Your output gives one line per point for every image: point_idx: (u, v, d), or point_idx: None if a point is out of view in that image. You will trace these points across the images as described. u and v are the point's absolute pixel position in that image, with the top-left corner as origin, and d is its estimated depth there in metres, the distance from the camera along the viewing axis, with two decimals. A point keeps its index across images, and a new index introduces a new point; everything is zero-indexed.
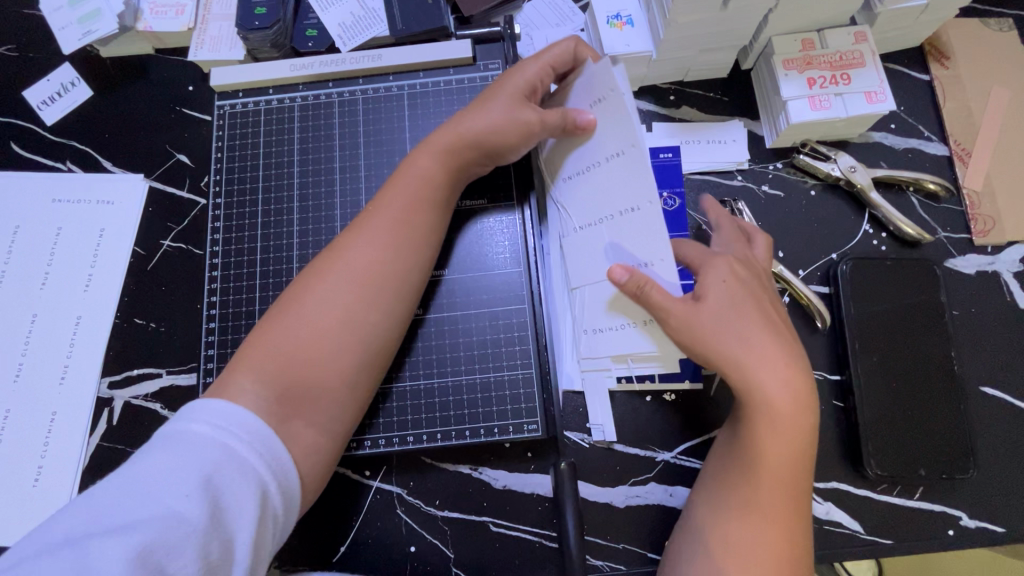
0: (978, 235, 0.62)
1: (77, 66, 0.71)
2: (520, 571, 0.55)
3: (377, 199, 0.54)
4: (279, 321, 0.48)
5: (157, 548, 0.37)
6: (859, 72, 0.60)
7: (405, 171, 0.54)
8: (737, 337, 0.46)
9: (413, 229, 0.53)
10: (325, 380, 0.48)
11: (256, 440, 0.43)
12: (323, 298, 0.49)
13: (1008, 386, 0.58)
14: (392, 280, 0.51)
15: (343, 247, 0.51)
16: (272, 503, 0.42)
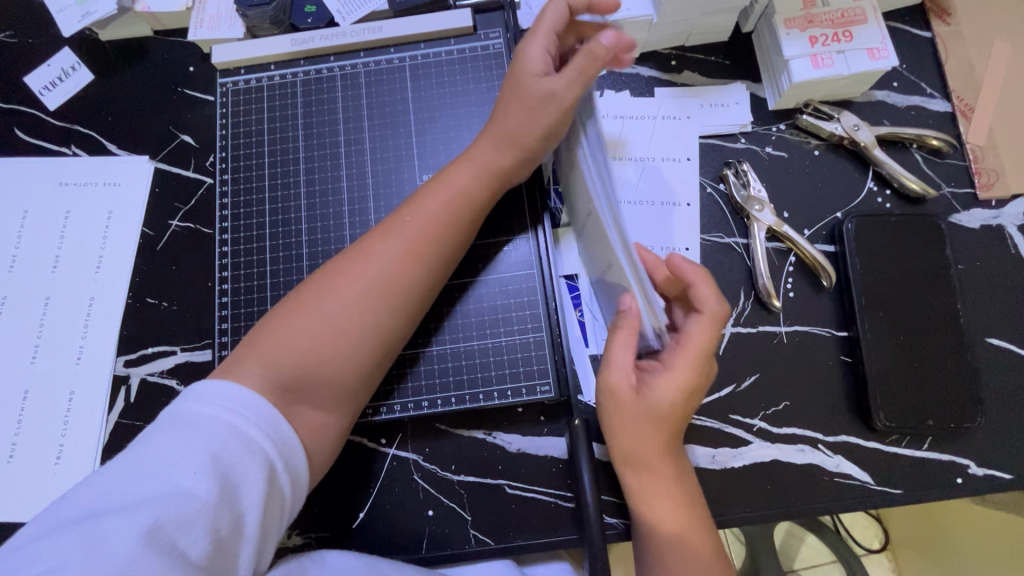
0: (982, 189, 0.62)
1: (77, 50, 0.71)
2: (537, 531, 0.56)
3: (413, 208, 0.53)
4: (295, 314, 0.49)
5: (167, 524, 0.37)
6: (860, 29, 0.60)
7: (443, 180, 0.54)
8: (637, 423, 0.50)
9: (441, 246, 0.53)
10: (337, 374, 0.49)
11: (262, 420, 0.44)
12: (340, 302, 0.49)
13: (1014, 336, 0.59)
14: (411, 287, 0.51)
15: (370, 249, 0.51)
16: (280, 481, 0.44)
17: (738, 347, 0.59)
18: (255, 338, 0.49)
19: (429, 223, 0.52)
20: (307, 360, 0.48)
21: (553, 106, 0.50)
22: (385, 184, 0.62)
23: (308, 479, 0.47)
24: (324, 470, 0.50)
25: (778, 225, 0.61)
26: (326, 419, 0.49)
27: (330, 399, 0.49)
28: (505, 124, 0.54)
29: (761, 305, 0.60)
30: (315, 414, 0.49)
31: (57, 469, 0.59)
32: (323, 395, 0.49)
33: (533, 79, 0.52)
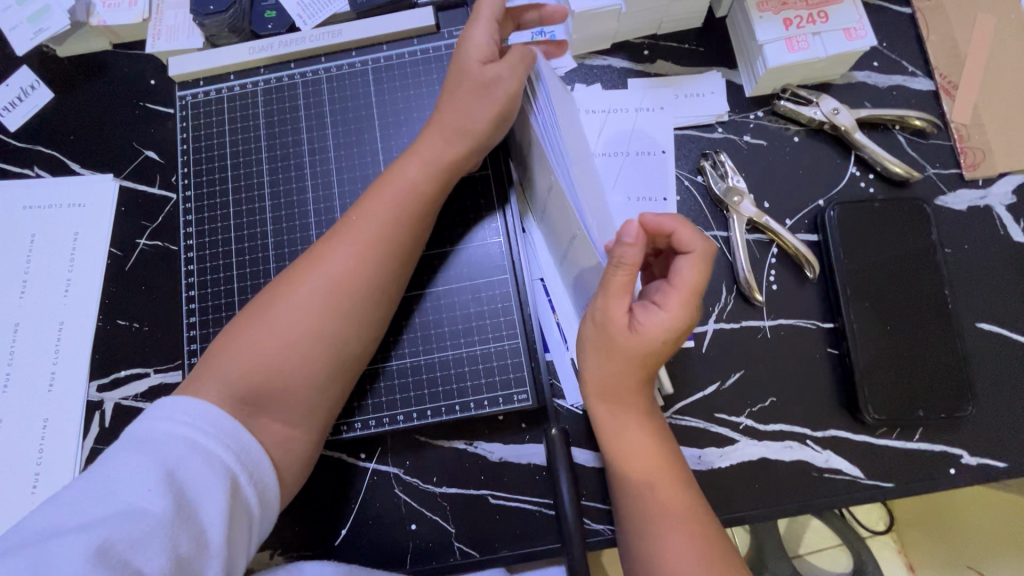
0: (968, 169, 0.60)
1: (34, 68, 0.69)
2: (522, 541, 0.55)
3: (360, 209, 0.52)
4: (246, 329, 0.48)
5: (117, 542, 0.37)
6: (836, 9, 0.58)
7: (393, 177, 0.53)
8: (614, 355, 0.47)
9: (391, 244, 0.51)
10: (295, 389, 0.48)
11: (223, 433, 0.43)
12: (289, 308, 0.48)
13: (1005, 320, 0.57)
14: (366, 289, 0.50)
15: (320, 254, 0.50)
16: (245, 494, 0.42)
17: (721, 343, 0.58)
18: (214, 358, 0.47)
19: (379, 220, 0.51)
20: (270, 378, 0.47)
21: (499, 90, 0.50)
22: (352, 193, 0.61)
23: (280, 490, 0.46)
24: (298, 484, 0.49)
25: (759, 216, 0.59)
26: (296, 437, 0.48)
27: (296, 417, 0.48)
28: (446, 116, 0.53)
29: (744, 298, 0.58)
30: (282, 427, 0.47)
31: (34, 497, 0.59)
32: (289, 413, 0.47)
33: (476, 65, 0.51)
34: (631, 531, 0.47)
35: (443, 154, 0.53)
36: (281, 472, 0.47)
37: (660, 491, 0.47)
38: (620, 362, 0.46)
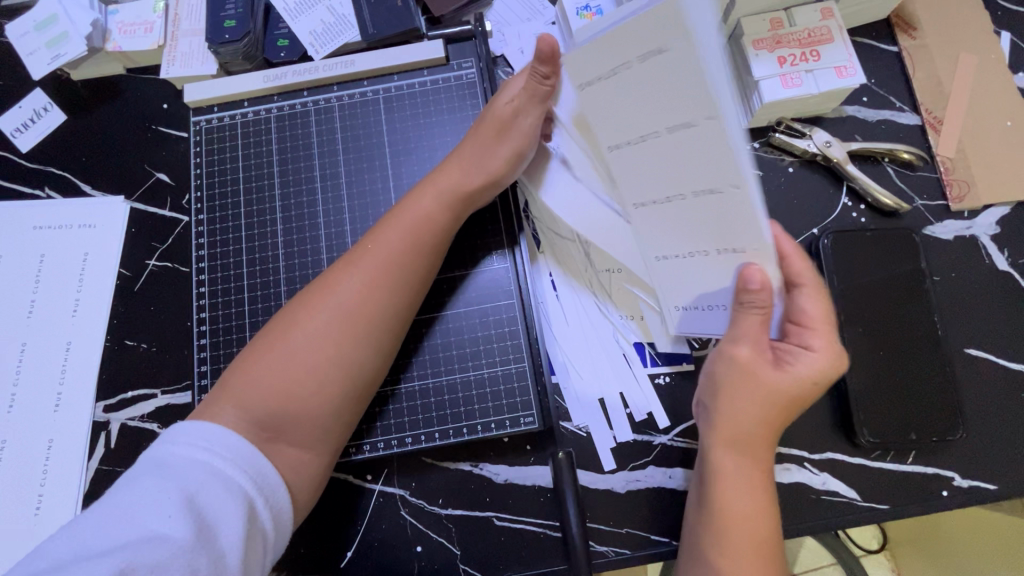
0: (954, 201, 0.63)
1: (47, 91, 0.70)
2: (527, 563, 0.56)
3: (375, 235, 0.53)
4: (263, 353, 0.49)
5: (139, 566, 0.37)
6: (828, 48, 0.61)
7: (406, 207, 0.54)
8: (745, 385, 0.47)
9: (405, 269, 0.53)
10: (310, 410, 0.48)
11: (240, 458, 0.44)
12: (305, 331, 0.49)
13: (992, 346, 0.59)
14: (379, 313, 0.51)
15: (332, 280, 0.52)
16: (261, 519, 0.43)
17: None
18: (228, 382, 0.48)
19: (391, 247, 0.53)
20: (285, 402, 0.47)
21: (516, 132, 0.54)
22: (362, 218, 0.62)
23: (292, 513, 0.47)
24: (309, 507, 0.50)
25: None
26: (309, 461, 0.49)
27: (308, 442, 0.49)
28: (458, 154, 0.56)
29: None
30: (294, 450, 0.48)
31: (37, 519, 0.58)
32: (302, 436, 0.48)
33: (504, 104, 0.54)
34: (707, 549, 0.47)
35: (454, 180, 0.55)
36: (294, 495, 0.47)
37: (753, 519, 0.46)
38: (766, 384, 0.46)
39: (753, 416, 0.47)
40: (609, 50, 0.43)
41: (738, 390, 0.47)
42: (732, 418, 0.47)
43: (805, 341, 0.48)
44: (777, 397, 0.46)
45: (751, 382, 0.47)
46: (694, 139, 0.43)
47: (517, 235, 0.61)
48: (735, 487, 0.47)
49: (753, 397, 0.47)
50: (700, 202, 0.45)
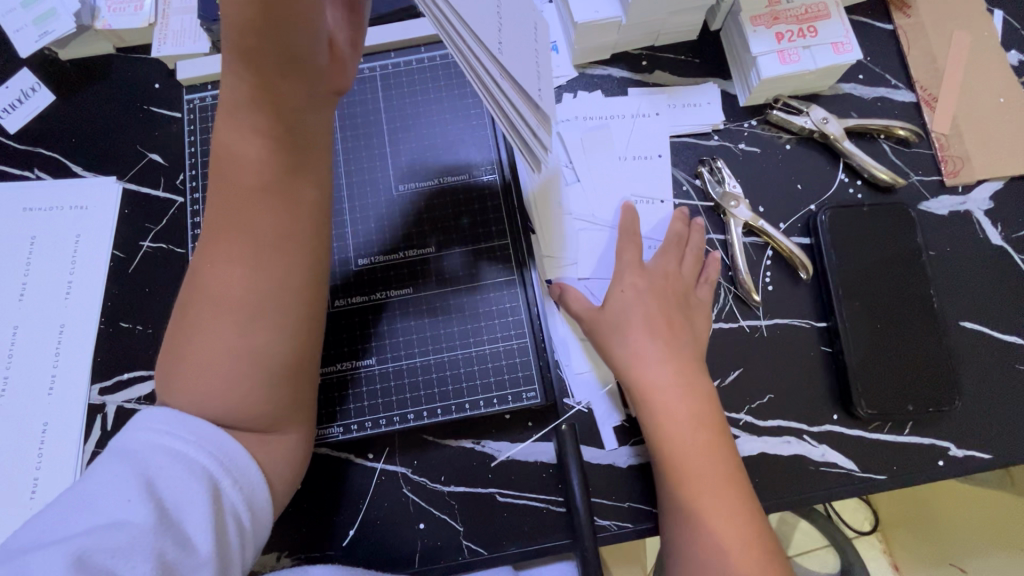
0: (949, 176, 0.63)
1: (36, 71, 0.69)
2: (531, 539, 0.56)
3: (221, 217, 0.46)
4: (172, 371, 0.45)
5: (99, 551, 0.36)
6: (825, 24, 0.61)
7: (231, 161, 0.45)
8: (625, 331, 0.54)
9: (279, 245, 0.46)
10: (251, 409, 0.45)
11: (204, 440, 0.43)
12: (202, 333, 0.45)
13: (986, 319, 0.60)
14: (260, 294, 0.46)
15: (203, 281, 0.46)
16: (230, 500, 0.42)
17: (722, 343, 0.60)
18: (172, 379, 0.45)
19: (241, 224, 0.45)
20: (215, 391, 0.44)
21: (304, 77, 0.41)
22: (360, 196, 0.62)
23: (267, 493, 0.46)
24: (290, 486, 0.49)
25: (754, 220, 0.61)
26: (282, 437, 0.48)
27: (260, 423, 0.46)
28: (229, 88, 0.42)
29: (740, 300, 0.61)
30: (255, 432, 0.46)
31: (33, 503, 0.58)
32: (257, 419, 0.46)
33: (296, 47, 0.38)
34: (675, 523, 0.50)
35: (257, 102, 0.41)
36: (268, 475, 0.46)
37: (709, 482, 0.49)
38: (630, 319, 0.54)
39: (688, 384, 0.52)
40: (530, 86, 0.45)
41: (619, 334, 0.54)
42: (677, 401, 0.51)
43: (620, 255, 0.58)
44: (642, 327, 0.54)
45: (634, 333, 0.54)
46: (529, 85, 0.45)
47: (501, 211, 0.61)
48: (705, 475, 0.49)
49: (671, 361, 0.52)
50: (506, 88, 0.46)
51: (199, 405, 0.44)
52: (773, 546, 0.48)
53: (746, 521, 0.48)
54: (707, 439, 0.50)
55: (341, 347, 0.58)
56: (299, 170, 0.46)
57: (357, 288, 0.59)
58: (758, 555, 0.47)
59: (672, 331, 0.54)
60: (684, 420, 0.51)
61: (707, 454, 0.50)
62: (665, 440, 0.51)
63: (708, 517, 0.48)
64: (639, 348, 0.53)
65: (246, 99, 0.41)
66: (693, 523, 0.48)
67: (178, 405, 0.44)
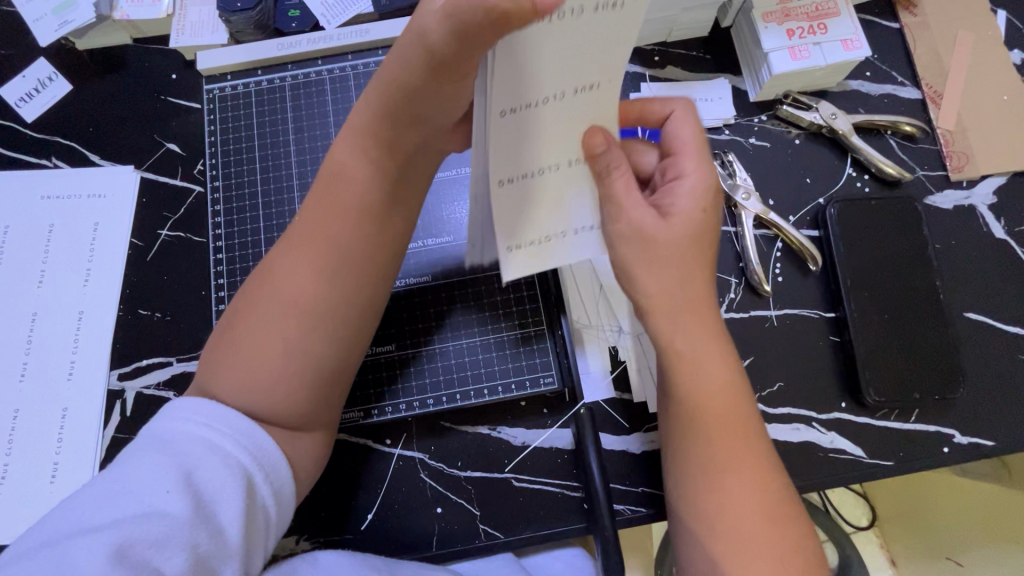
0: (954, 171, 0.65)
1: (52, 61, 0.69)
2: (547, 523, 0.57)
3: (316, 218, 0.46)
4: (228, 356, 0.45)
5: (138, 542, 0.35)
6: (835, 21, 0.63)
7: (334, 168, 0.46)
8: (658, 279, 0.44)
9: (355, 250, 0.46)
10: (293, 407, 0.45)
11: (238, 433, 0.42)
12: (264, 323, 0.44)
13: (990, 309, 0.62)
14: (329, 299, 0.45)
15: (277, 273, 0.46)
16: (261, 492, 0.42)
17: (733, 333, 0.61)
18: (219, 364, 0.45)
19: (328, 228, 0.45)
20: (265, 386, 0.44)
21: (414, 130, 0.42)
22: None
23: (293, 488, 0.45)
24: (309, 479, 0.49)
25: (764, 213, 0.62)
26: (308, 429, 0.48)
27: (293, 421, 0.46)
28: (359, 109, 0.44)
29: (751, 291, 0.62)
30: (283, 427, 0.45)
31: (53, 488, 0.58)
32: (286, 415, 0.45)
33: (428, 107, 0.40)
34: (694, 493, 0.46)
35: (375, 132, 0.43)
36: (294, 466, 0.46)
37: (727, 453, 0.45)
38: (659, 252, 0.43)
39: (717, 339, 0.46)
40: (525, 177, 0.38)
41: (667, 275, 0.43)
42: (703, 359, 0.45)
43: (679, 169, 0.45)
44: (679, 261, 0.43)
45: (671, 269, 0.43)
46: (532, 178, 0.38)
47: None
48: (722, 422, 0.46)
49: (704, 312, 0.45)
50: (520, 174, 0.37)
51: (242, 396, 0.43)
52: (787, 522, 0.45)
53: (770, 497, 0.45)
54: (730, 405, 0.46)
55: (387, 336, 0.59)
56: (391, 199, 0.47)
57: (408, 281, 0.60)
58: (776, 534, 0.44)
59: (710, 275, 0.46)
60: (716, 378, 0.46)
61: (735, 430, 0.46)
62: (699, 400, 0.45)
63: (723, 475, 0.45)
64: (668, 290, 0.44)
65: (369, 123, 0.43)
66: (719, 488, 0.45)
67: (224, 395, 0.44)
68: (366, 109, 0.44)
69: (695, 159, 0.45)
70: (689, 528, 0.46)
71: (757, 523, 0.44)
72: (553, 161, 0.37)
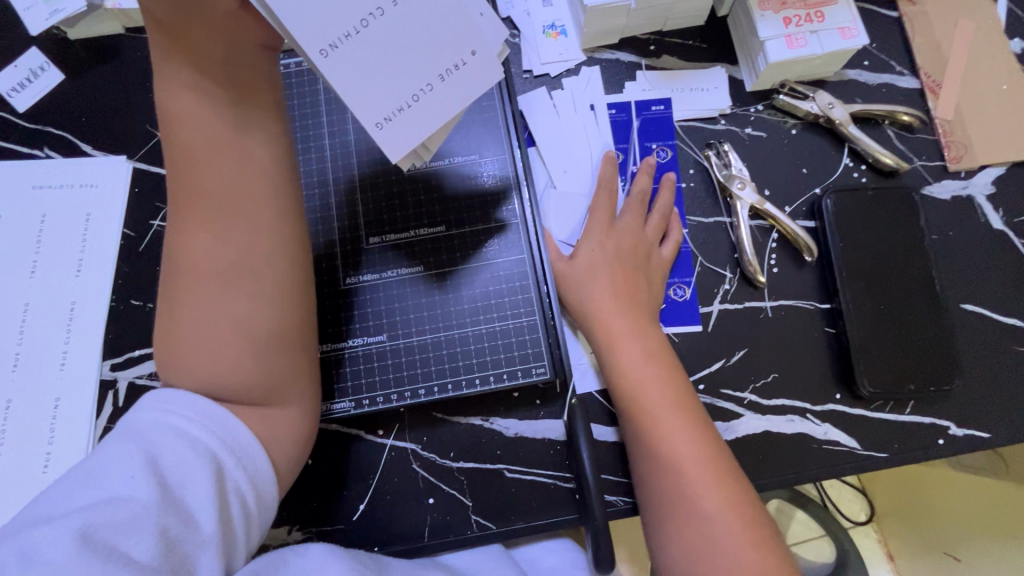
0: (952, 161, 0.64)
1: (45, 50, 0.69)
2: (538, 513, 0.57)
3: (189, 189, 0.42)
4: (167, 350, 0.43)
5: (103, 526, 0.36)
6: (832, 9, 0.62)
7: (173, 127, 0.42)
8: (586, 281, 0.58)
9: (255, 205, 0.44)
10: (260, 388, 0.45)
11: (206, 418, 0.42)
12: (202, 309, 0.43)
13: (987, 301, 0.61)
14: (261, 264, 0.44)
15: (185, 256, 0.43)
16: (233, 478, 0.41)
17: (728, 324, 0.61)
18: (166, 355, 0.44)
19: (215, 193, 0.42)
20: (219, 370, 0.42)
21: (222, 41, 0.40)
22: (372, 176, 0.62)
23: (271, 474, 0.45)
24: (294, 469, 0.48)
25: (760, 203, 0.62)
26: (289, 416, 0.47)
27: (254, 396, 0.44)
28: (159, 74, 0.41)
29: (748, 283, 0.62)
30: (266, 415, 0.45)
31: (45, 476, 0.58)
32: (251, 395, 0.44)
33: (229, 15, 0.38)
34: (647, 486, 0.50)
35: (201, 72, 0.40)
36: (273, 454, 0.45)
37: (677, 445, 0.49)
38: (582, 274, 0.58)
39: (647, 339, 0.54)
40: (401, 71, 0.38)
41: (587, 292, 0.57)
42: (637, 355, 0.53)
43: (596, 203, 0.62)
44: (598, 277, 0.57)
45: (592, 285, 0.57)
46: (418, 63, 0.38)
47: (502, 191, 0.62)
48: (668, 420, 0.50)
49: (622, 309, 0.56)
50: (399, 59, 0.38)
51: (201, 383, 0.42)
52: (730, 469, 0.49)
53: (722, 478, 0.48)
54: (669, 395, 0.52)
55: (338, 324, 0.58)
56: (246, 126, 0.43)
57: (354, 267, 0.60)
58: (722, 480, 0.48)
59: (632, 287, 0.57)
60: (638, 355, 0.54)
61: (680, 421, 0.50)
62: (625, 377, 0.53)
63: (675, 463, 0.49)
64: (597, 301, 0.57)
65: (180, 72, 0.40)
66: (659, 450, 0.50)
67: (181, 385, 0.43)
68: (206, 47, 0.40)
69: (606, 191, 0.62)
70: (648, 496, 0.50)
71: (717, 505, 0.47)
72: (452, 61, 0.39)
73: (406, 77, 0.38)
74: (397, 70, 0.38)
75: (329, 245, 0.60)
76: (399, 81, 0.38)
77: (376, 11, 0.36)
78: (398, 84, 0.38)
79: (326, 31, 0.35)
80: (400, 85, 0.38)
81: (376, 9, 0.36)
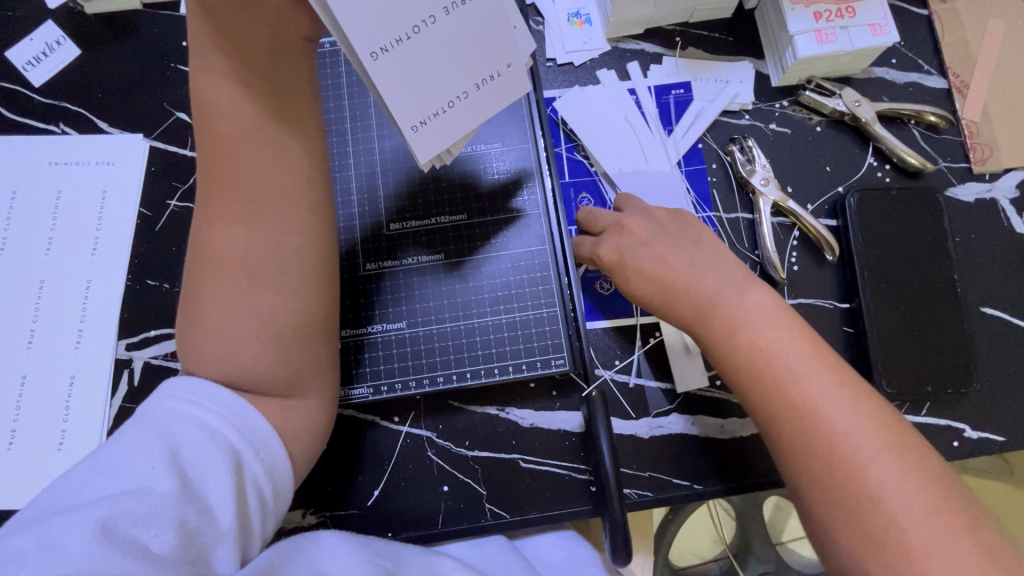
0: (977, 163, 0.64)
1: (60, 24, 0.68)
2: (552, 504, 0.57)
3: (219, 174, 0.42)
4: (192, 336, 0.43)
5: (122, 518, 0.35)
6: (863, 5, 0.61)
7: (205, 108, 0.41)
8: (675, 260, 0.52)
9: (286, 192, 0.43)
10: (282, 375, 0.44)
11: (226, 409, 0.41)
12: (225, 295, 0.43)
13: (1006, 305, 0.61)
14: (287, 251, 0.44)
15: (209, 242, 0.43)
16: (250, 469, 0.41)
17: None
18: (189, 342, 0.44)
19: (244, 178, 0.42)
20: (243, 357, 0.43)
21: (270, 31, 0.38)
22: (392, 162, 0.61)
23: (289, 465, 0.44)
24: (310, 458, 0.48)
25: (783, 200, 0.61)
26: (308, 404, 0.47)
27: (277, 386, 0.45)
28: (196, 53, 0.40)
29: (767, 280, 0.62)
30: (285, 402, 0.45)
31: (60, 455, 0.58)
32: (273, 384, 0.44)
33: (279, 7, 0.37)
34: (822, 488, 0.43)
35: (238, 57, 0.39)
36: (290, 445, 0.45)
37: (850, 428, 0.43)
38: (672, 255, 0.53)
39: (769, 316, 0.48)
40: (443, 81, 0.38)
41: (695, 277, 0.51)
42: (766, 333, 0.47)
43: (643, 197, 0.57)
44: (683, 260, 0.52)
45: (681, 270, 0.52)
46: (457, 77, 0.38)
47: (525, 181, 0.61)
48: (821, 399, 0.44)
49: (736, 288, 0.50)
50: (442, 74, 0.37)
51: (224, 370, 0.43)
52: (934, 466, 0.42)
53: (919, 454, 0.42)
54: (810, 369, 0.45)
55: (356, 312, 0.58)
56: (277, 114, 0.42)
57: (374, 254, 0.59)
58: (926, 479, 0.41)
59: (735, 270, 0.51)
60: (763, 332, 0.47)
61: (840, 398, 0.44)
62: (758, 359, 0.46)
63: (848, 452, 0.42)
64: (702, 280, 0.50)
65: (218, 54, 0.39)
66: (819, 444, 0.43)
67: (205, 372, 0.43)
68: (249, 34, 0.38)
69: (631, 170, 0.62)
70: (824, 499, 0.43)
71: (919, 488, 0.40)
72: (490, 73, 0.40)
73: (445, 90, 0.38)
74: (440, 85, 0.38)
75: (349, 231, 0.59)
76: (439, 91, 0.38)
77: (427, 18, 0.34)
78: (435, 94, 0.38)
79: (377, 35, 0.33)
80: (437, 95, 0.38)
81: (429, 15, 0.34)
